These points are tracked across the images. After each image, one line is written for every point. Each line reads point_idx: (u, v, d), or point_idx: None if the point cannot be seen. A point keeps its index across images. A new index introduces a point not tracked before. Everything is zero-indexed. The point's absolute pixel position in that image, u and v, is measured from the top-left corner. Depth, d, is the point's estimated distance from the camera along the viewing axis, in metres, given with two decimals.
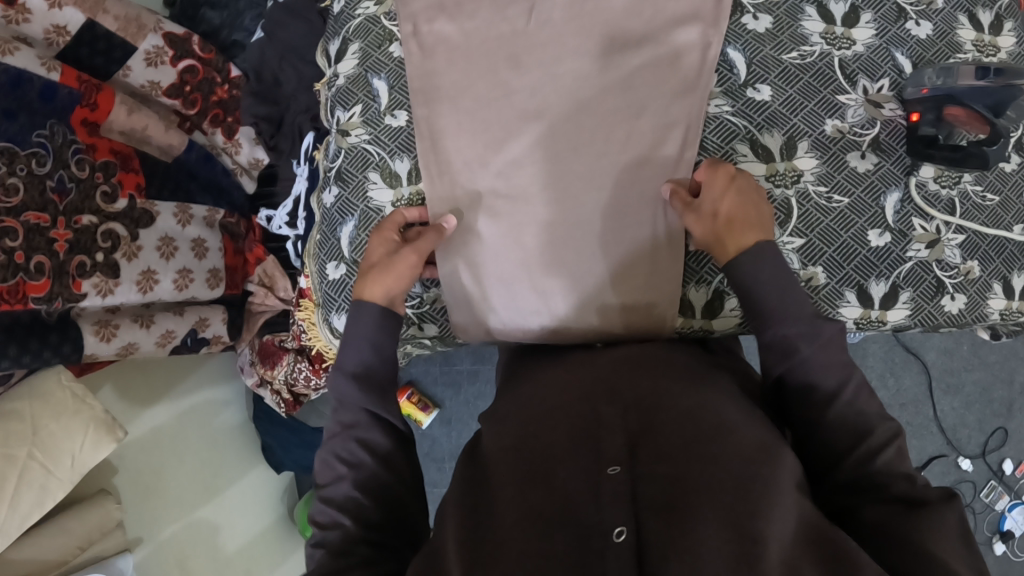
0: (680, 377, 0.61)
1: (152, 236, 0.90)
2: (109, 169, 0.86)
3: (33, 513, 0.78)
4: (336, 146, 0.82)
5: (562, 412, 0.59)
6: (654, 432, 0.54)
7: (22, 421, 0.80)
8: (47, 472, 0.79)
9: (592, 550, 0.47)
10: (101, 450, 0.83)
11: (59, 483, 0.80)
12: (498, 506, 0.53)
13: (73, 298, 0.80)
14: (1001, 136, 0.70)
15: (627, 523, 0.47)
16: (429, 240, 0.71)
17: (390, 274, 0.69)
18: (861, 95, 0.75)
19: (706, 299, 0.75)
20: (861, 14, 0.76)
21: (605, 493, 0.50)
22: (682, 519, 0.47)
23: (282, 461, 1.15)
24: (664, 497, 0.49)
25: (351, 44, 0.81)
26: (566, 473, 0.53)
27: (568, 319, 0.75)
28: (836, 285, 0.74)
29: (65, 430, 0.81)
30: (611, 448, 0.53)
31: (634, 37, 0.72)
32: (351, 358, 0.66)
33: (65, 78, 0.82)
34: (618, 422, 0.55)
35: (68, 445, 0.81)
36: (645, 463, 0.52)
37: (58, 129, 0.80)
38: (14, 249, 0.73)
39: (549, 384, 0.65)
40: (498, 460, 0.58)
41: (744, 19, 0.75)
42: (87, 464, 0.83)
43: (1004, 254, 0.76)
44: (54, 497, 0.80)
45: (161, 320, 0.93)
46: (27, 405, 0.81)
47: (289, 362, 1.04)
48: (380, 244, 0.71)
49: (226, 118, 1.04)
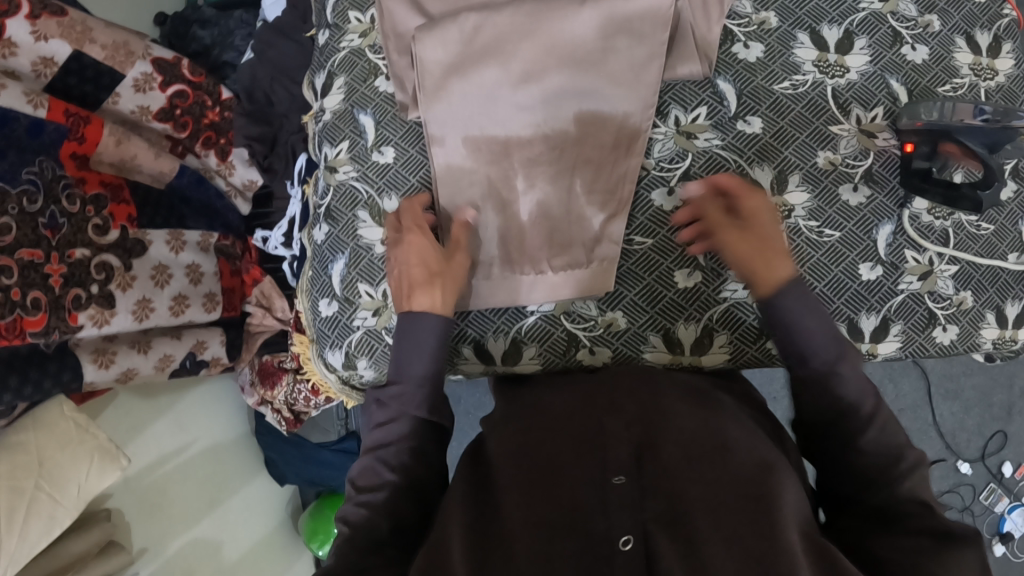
0: (685, 395, 0.64)
1: (145, 265, 0.91)
2: (100, 202, 0.87)
3: (41, 542, 0.77)
4: (325, 182, 0.81)
5: (565, 420, 0.61)
6: (659, 444, 0.57)
7: (28, 454, 0.80)
8: (54, 502, 0.80)
9: (600, 557, 0.49)
10: (107, 478, 0.85)
11: (66, 511, 0.81)
12: (503, 511, 0.55)
13: (70, 330, 0.80)
14: (995, 180, 0.70)
15: (633, 533, 0.50)
16: (463, 237, 0.70)
17: (450, 282, 0.67)
18: (854, 125, 0.74)
19: (695, 335, 0.74)
20: (855, 39, 0.75)
21: (613, 501, 0.52)
22: (688, 532, 0.50)
23: (285, 472, 1.18)
24: (666, 511, 0.52)
25: (337, 77, 0.81)
26: (574, 480, 0.55)
27: (551, 122, 0.71)
28: (820, 204, 0.73)
29: (70, 459, 0.82)
30: (617, 458, 0.55)
31: (622, 77, 0.70)
32: (415, 370, 0.64)
33: (51, 114, 0.82)
34: (622, 432, 0.58)
35: (73, 475, 0.82)
36: (650, 474, 0.54)
37: (47, 165, 0.80)
38: (11, 286, 0.73)
39: (553, 390, 0.68)
40: (501, 464, 0.59)
41: (734, 48, 0.74)
42: (91, 493, 0.84)
43: (998, 284, 0.75)
44: (62, 526, 0.80)
45: (158, 345, 0.93)
46: (31, 436, 0.81)
47: (289, 382, 1.05)
48: (423, 249, 0.68)
49: (219, 140, 1.03)
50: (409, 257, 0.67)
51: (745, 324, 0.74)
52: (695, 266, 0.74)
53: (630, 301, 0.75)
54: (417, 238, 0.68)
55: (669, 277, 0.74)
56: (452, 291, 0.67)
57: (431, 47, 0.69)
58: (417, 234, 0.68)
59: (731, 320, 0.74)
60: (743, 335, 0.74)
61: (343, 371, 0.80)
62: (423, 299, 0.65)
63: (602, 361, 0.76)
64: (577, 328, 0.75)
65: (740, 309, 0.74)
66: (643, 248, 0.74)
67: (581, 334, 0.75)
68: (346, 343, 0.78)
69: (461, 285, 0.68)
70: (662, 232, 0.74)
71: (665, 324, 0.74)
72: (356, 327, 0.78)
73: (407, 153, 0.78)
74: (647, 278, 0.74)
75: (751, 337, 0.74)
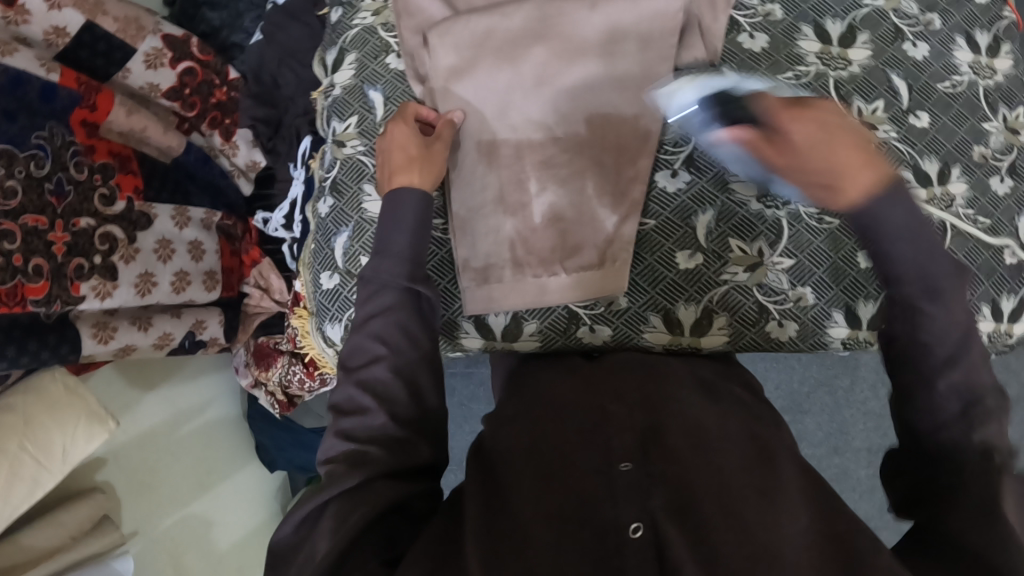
0: (690, 386, 0.65)
1: (150, 238, 0.90)
2: (107, 172, 0.86)
3: (23, 504, 0.77)
4: (332, 156, 0.82)
5: (570, 409, 0.62)
6: (664, 431, 0.57)
7: (14, 415, 0.78)
8: (40, 466, 0.78)
9: (608, 547, 0.49)
10: (93, 443, 0.83)
11: (52, 476, 0.79)
12: (513, 502, 0.55)
13: (72, 300, 0.79)
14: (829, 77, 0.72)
15: (642, 521, 0.50)
16: (448, 132, 0.72)
17: (430, 164, 0.70)
18: (855, 116, 0.75)
19: (695, 317, 0.75)
20: (857, 34, 0.77)
21: (621, 488, 0.52)
22: (697, 521, 0.50)
23: (276, 458, 1.15)
24: (676, 496, 0.52)
25: (348, 54, 0.83)
26: (582, 469, 0.55)
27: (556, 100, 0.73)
28: None
29: (57, 422, 0.80)
30: (622, 446, 0.56)
31: (629, 61, 0.72)
32: (399, 243, 0.65)
33: (64, 80, 0.82)
34: (627, 420, 0.58)
35: (58, 438, 0.80)
36: (656, 461, 0.54)
37: (56, 131, 0.80)
38: (12, 251, 0.73)
39: (558, 381, 0.68)
40: (508, 456, 0.60)
41: (740, 38, 0.76)
42: (77, 458, 0.82)
43: (994, 277, 0.75)
44: (45, 490, 0.79)
45: (158, 323, 0.92)
46: (20, 399, 0.79)
47: (285, 363, 1.04)
48: (407, 135, 0.71)
49: (224, 120, 1.04)
50: (392, 144, 0.71)
51: (745, 307, 0.74)
52: (696, 248, 0.74)
53: (631, 281, 0.75)
54: (401, 126, 0.71)
55: (670, 258, 0.74)
56: (430, 172, 0.70)
57: (444, 50, 0.73)
58: (402, 121, 0.72)
59: (730, 303, 0.74)
60: (743, 317, 0.74)
61: (340, 344, 0.80)
62: (403, 178, 0.69)
63: (602, 341, 0.76)
64: (579, 307, 0.76)
65: (740, 293, 0.74)
66: (645, 228, 0.75)
67: (582, 312, 0.76)
68: (344, 316, 0.78)
69: (438, 175, 0.71)
70: (665, 213, 0.75)
71: (665, 304, 0.75)
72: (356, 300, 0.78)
73: None
74: (649, 257, 0.75)
75: (751, 320, 0.74)
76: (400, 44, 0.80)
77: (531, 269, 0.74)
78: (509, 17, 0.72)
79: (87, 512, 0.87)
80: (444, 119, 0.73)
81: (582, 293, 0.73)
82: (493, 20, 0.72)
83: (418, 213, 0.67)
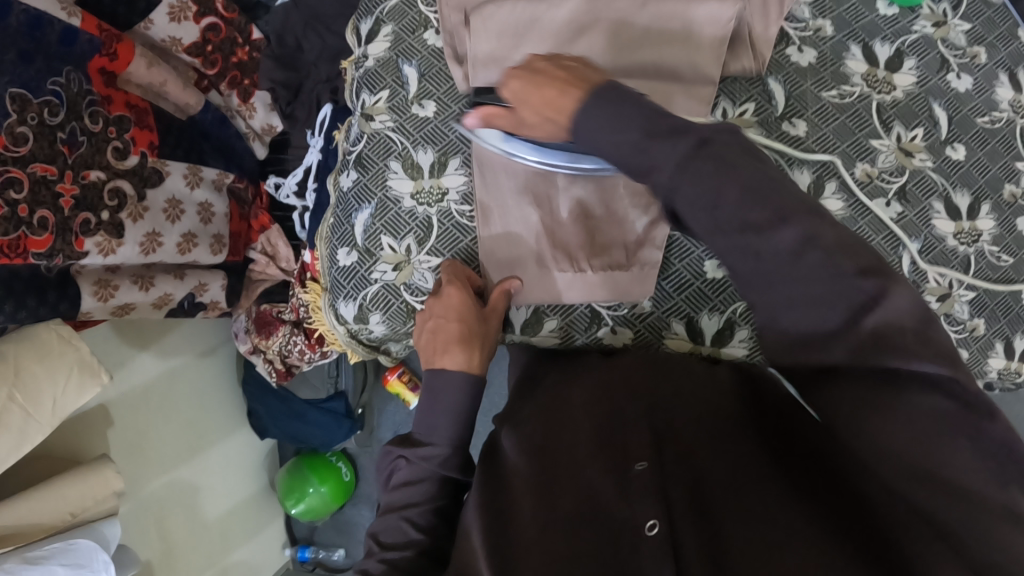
0: (703, 382, 0.65)
1: (159, 197, 0.88)
2: (122, 124, 0.83)
3: (9, 456, 0.73)
4: (359, 129, 0.80)
5: (587, 407, 0.62)
6: (675, 433, 0.57)
7: (4, 361, 0.74)
8: (27, 415, 0.74)
9: (624, 546, 0.49)
10: (84, 396, 0.80)
11: (38, 427, 0.75)
12: (522, 516, 0.55)
13: (75, 256, 0.76)
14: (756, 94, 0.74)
15: (659, 517, 0.49)
16: (501, 303, 0.73)
17: (482, 347, 0.70)
18: (894, 141, 0.75)
19: (717, 327, 0.75)
20: (904, 59, 0.76)
21: (634, 488, 0.52)
22: (707, 513, 0.49)
23: (268, 427, 1.17)
24: (691, 494, 0.51)
25: (384, 25, 0.80)
26: (593, 473, 0.55)
27: None
28: (852, 214, 0.74)
29: (49, 373, 0.77)
30: (638, 449, 0.55)
31: (681, 67, 0.71)
32: (444, 431, 0.67)
33: (86, 25, 0.78)
34: (641, 419, 0.59)
35: (49, 389, 0.76)
36: (670, 462, 0.54)
37: (73, 77, 0.76)
38: (18, 201, 0.69)
39: (576, 383, 0.67)
40: (519, 463, 0.60)
41: (789, 50, 0.75)
42: (66, 409, 0.79)
43: (1010, 315, 0.76)
44: (31, 442, 0.75)
45: (160, 282, 0.89)
46: (12, 345, 0.76)
47: (287, 333, 1.07)
48: (455, 311, 0.71)
49: (243, 81, 1.02)
50: (447, 313, 0.71)
51: None
52: None
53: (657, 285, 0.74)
54: (454, 299, 0.71)
55: (699, 266, 0.74)
56: (479, 353, 0.70)
57: (483, 35, 0.71)
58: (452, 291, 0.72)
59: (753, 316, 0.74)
60: None
61: (353, 323, 0.80)
62: (459, 358, 0.68)
63: (622, 342, 0.77)
64: (602, 307, 0.76)
65: None
66: (676, 234, 0.73)
67: (605, 313, 0.76)
68: (361, 295, 0.78)
69: (488, 350, 0.71)
70: None
71: (689, 312, 0.75)
72: (374, 280, 0.78)
73: (448, 109, 0.77)
74: (677, 264, 0.74)
75: None
76: (439, 20, 0.78)
77: (556, 263, 0.73)
78: (556, 7, 0.70)
79: (93, 488, 0.82)
80: (499, 289, 0.73)
81: (605, 292, 0.73)
82: (541, 7, 0.70)
83: (459, 395, 0.68)
